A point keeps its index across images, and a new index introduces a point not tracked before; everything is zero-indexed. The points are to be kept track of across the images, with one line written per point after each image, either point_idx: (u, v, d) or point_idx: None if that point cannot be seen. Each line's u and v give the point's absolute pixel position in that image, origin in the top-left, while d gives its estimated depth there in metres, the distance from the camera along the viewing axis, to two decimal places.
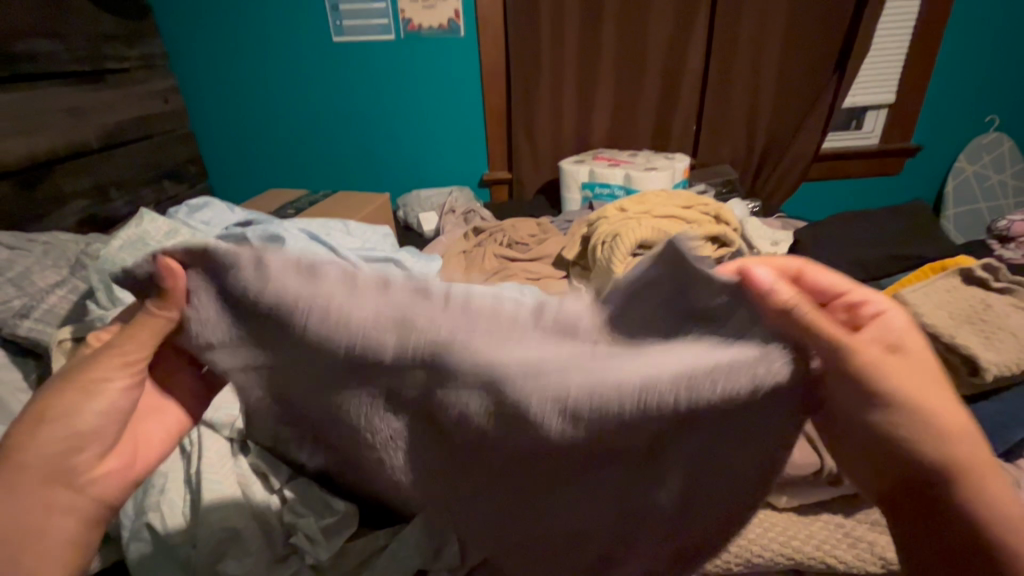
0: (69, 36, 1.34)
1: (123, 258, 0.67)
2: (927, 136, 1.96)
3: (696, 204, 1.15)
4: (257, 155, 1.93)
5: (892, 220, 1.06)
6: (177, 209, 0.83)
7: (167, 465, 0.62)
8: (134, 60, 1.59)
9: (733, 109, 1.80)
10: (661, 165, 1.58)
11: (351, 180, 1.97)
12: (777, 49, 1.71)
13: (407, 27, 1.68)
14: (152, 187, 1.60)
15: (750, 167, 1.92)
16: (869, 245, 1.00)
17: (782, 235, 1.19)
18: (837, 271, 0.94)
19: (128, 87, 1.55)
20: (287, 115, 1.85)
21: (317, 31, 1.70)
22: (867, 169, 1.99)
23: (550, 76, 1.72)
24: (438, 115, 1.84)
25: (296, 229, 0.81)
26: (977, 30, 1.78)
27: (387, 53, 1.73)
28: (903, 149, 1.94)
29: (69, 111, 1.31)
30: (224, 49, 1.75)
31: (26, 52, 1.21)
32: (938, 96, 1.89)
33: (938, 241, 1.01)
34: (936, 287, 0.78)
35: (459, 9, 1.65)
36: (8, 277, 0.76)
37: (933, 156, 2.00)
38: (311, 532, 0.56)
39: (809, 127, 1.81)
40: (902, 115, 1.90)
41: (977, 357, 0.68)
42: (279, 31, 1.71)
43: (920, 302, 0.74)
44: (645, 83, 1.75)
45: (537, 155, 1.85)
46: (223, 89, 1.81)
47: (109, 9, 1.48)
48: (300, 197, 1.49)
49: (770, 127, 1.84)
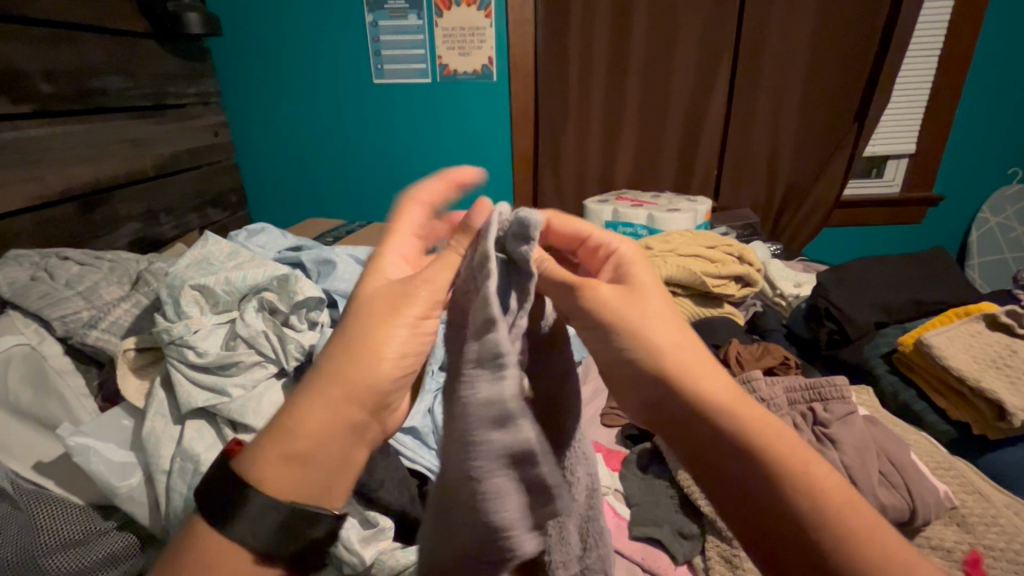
0: (137, 74, 1.45)
1: (191, 276, 0.75)
2: (949, 186, 1.99)
3: (721, 244, 1.17)
4: (296, 186, 2.04)
5: (910, 266, 1.08)
6: (236, 232, 0.91)
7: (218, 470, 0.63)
8: (192, 96, 1.72)
9: (753, 156, 1.86)
10: (684, 206, 1.63)
11: (383, 213, 2.05)
12: (797, 99, 1.77)
13: (443, 71, 1.79)
14: (195, 213, 1.69)
15: (769, 211, 1.96)
16: (891, 288, 1.02)
17: (804, 277, 1.22)
18: (861, 314, 0.96)
19: (183, 121, 1.66)
20: (326, 149, 1.96)
21: (360, 75, 1.82)
22: (888, 216, 2.01)
23: (576, 121, 1.82)
24: (468, 151, 1.91)
25: (346, 254, 0.89)
26: (996, 84, 1.83)
27: (423, 94, 1.83)
28: (926, 198, 1.96)
29: (130, 142, 1.40)
30: (274, 88, 1.88)
31: (100, 87, 1.32)
32: (957, 149, 1.93)
33: (961, 287, 1.03)
34: (958, 332, 0.81)
35: (494, 56, 1.75)
36: (79, 291, 0.81)
37: (955, 207, 2.02)
38: (349, 542, 0.59)
39: (830, 173, 1.84)
40: (923, 165, 1.93)
41: (1002, 401, 0.69)
42: (326, 74, 1.84)
43: (944, 347, 0.77)
44: (667, 127, 1.82)
45: (562, 193, 1.94)
46: (270, 124, 1.94)
47: (174, 50, 1.62)
48: (338, 227, 1.56)
49: (792, 174, 1.88)
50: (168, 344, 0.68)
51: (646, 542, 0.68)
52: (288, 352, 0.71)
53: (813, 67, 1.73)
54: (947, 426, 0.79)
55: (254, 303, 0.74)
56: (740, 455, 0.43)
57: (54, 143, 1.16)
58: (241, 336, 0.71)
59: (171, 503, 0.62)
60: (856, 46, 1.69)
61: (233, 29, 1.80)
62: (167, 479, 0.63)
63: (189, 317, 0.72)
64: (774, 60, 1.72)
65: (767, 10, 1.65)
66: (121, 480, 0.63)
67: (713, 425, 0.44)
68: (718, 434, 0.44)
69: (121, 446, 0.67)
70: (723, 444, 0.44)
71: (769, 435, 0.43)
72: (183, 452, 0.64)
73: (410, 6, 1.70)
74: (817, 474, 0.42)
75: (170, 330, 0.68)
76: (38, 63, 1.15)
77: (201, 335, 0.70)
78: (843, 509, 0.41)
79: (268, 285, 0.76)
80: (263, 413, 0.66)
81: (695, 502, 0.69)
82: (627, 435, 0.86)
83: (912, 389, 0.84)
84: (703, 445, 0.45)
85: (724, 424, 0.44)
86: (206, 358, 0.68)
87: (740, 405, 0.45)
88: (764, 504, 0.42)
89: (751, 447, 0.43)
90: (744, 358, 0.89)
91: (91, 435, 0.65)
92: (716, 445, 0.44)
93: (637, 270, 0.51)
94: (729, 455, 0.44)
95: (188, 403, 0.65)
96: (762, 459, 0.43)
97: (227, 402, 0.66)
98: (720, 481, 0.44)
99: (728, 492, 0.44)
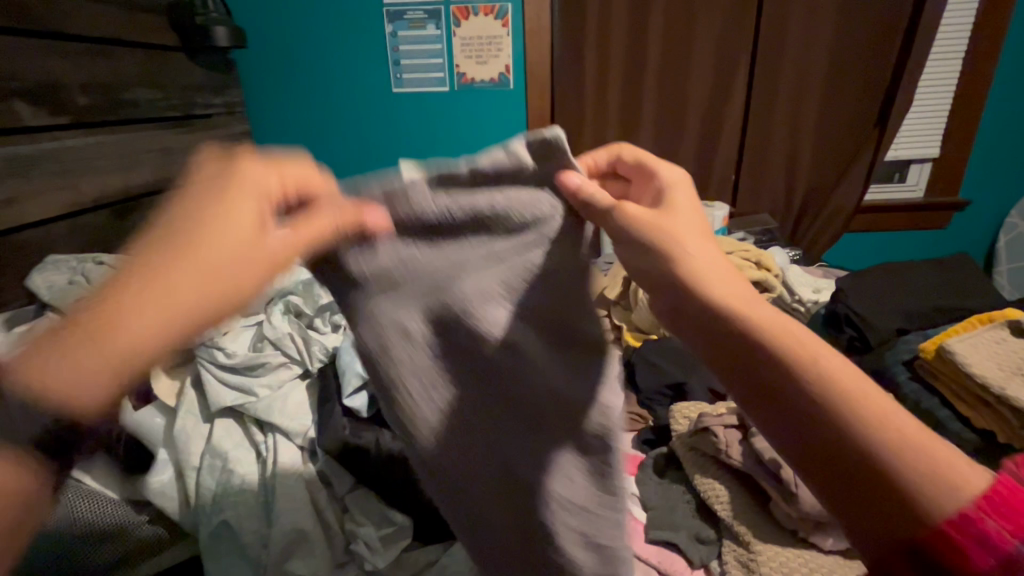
0: (167, 86, 1.51)
1: None
2: (974, 191, 1.95)
3: (738, 250, 1.17)
4: None
5: (932, 271, 1.07)
6: None
7: (244, 467, 0.65)
8: (218, 106, 1.77)
9: (771, 161, 1.85)
10: None
11: None
12: (816, 104, 1.76)
13: (461, 79, 1.81)
14: None
15: (788, 217, 1.94)
16: (913, 294, 1.01)
17: (823, 282, 1.21)
18: (882, 320, 0.96)
19: (210, 131, 1.71)
20: (348, 157, 2.00)
21: (379, 83, 1.86)
22: (912, 221, 1.98)
23: (593, 127, 1.83)
24: None
25: None
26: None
27: (441, 103, 1.86)
28: (951, 202, 1.92)
29: (159, 151, 1.45)
30: (296, 97, 1.93)
31: (133, 99, 1.38)
32: (983, 153, 1.89)
33: (984, 293, 1.01)
34: (982, 338, 0.80)
35: (510, 64, 1.77)
36: None
37: (981, 212, 1.97)
38: (369, 541, 0.62)
39: (850, 178, 1.82)
40: (947, 169, 1.90)
41: None
42: (347, 84, 1.88)
43: (967, 353, 0.76)
44: (684, 133, 1.82)
45: None
46: (293, 134, 1.99)
47: (202, 63, 1.67)
48: None
49: (811, 179, 1.87)
50: (199, 345, 0.71)
51: (661, 546, 0.67)
52: (313, 354, 0.74)
53: (832, 71, 1.72)
54: (972, 435, 0.78)
55: (280, 306, 0.78)
56: (813, 394, 0.40)
57: (91, 152, 1.21)
58: (267, 338, 0.74)
59: (199, 498, 0.64)
60: (876, 50, 1.68)
61: (258, 41, 1.86)
62: (197, 475, 0.65)
63: (218, 319, 0.76)
64: (792, 65, 1.71)
65: (785, 15, 1.65)
66: (154, 474, 0.65)
67: (785, 365, 0.41)
68: (790, 379, 0.41)
69: (154, 441, 0.70)
70: (799, 388, 0.40)
71: (841, 375, 0.40)
72: (211, 449, 0.66)
73: (428, 17, 1.74)
74: (899, 427, 0.37)
75: (200, 332, 0.73)
76: (75, 76, 1.20)
77: (229, 337, 0.74)
78: (935, 463, 0.36)
79: (293, 289, 0.80)
80: (288, 412, 0.68)
81: (712, 506, 0.69)
82: (643, 440, 0.87)
83: (934, 396, 0.83)
84: (769, 382, 0.42)
85: (803, 370, 0.41)
86: (235, 359, 0.70)
87: (813, 346, 0.42)
88: (865, 466, 0.37)
89: (829, 394, 0.39)
90: None
91: (127, 430, 0.68)
92: (791, 389, 0.40)
93: (685, 211, 0.50)
94: (805, 401, 0.40)
95: (218, 402, 0.67)
96: (842, 404, 0.39)
97: (255, 401, 0.68)
98: (796, 435, 0.40)
99: (807, 439, 0.40)
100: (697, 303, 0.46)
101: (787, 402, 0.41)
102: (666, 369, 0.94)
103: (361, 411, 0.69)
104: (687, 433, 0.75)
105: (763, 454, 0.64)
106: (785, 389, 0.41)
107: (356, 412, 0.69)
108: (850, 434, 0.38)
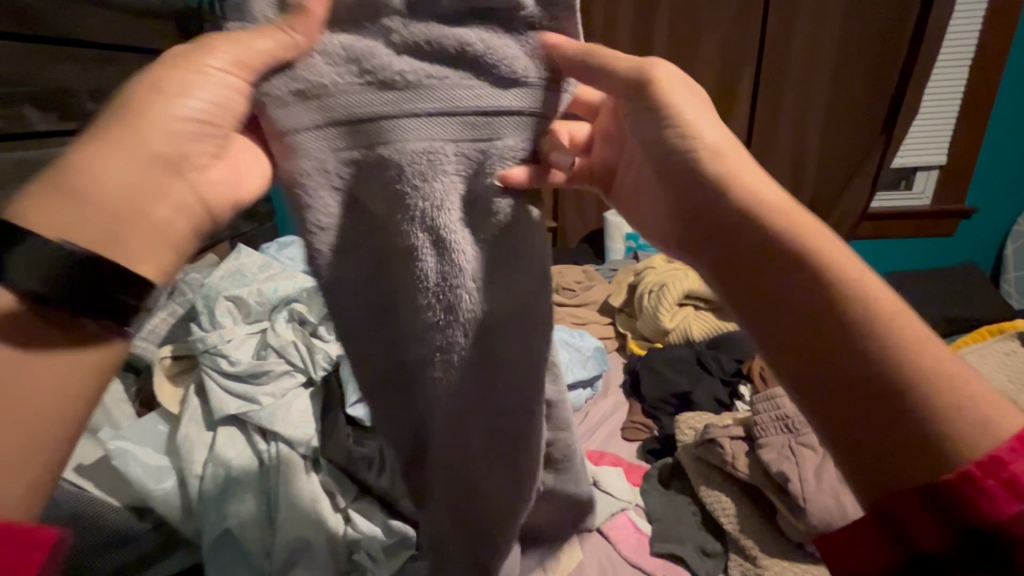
0: None
1: (227, 288, 0.80)
2: (981, 199, 1.93)
3: None
4: None
5: (940, 280, 1.06)
6: (268, 245, 0.95)
7: (248, 476, 0.65)
8: None
9: (776, 167, 1.84)
10: None
11: None
12: (822, 110, 1.76)
13: None
14: None
15: None
16: (921, 304, 1.00)
17: None
18: None
19: None
20: None
21: None
22: (918, 229, 1.97)
23: None
24: None
25: None
26: None
27: None
28: (958, 210, 1.91)
29: None
30: None
31: None
32: (990, 160, 1.88)
33: (994, 303, 1.00)
34: (992, 350, 0.79)
35: None
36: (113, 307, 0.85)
37: (988, 220, 1.96)
38: (371, 551, 0.61)
39: (857, 185, 1.81)
40: (954, 177, 1.88)
41: None
42: None
43: (977, 366, 0.75)
44: None
45: None
46: None
47: None
48: None
49: (816, 186, 1.86)
50: (202, 353, 0.72)
51: (666, 559, 0.67)
52: (316, 362, 0.74)
53: (839, 78, 1.72)
54: None
55: (285, 314, 0.78)
56: (860, 345, 0.32)
57: None
58: (271, 346, 0.74)
59: (203, 506, 0.63)
60: (882, 57, 1.67)
61: None
62: (199, 483, 0.64)
63: (223, 327, 0.75)
64: (798, 71, 1.71)
65: (790, 22, 1.64)
66: (156, 483, 0.66)
67: (810, 297, 0.34)
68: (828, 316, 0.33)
69: (156, 450, 0.70)
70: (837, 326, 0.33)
71: (895, 319, 0.32)
72: (214, 458, 0.66)
73: None
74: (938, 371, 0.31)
75: (205, 339, 0.72)
76: (83, 82, 1.21)
77: (233, 345, 0.73)
78: (966, 400, 0.30)
79: (297, 297, 0.80)
80: (291, 421, 0.67)
81: (719, 519, 0.68)
82: (648, 451, 0.85)
83: None
84: (819, 328, 0.33)
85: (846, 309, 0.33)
86: (237, 367, 0.70)
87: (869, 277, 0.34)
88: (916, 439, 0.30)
89: (887, 340, 0.32)
90: (769, 374, 0.88)
91: (129, 439, 0.69)
92: (837, 321, 0.33)
93: (721, 128, 0.39)
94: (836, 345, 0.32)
95: (221, 411, 0.67)
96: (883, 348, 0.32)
97: (257, 410, 0.67)
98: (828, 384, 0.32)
99: (861, 396, 0.31)
100: (741, 230, 0.36)
101: (844, 361, 0.32)
102: (671, 378, 0.93)
103: (365, 420, 0.70)
104: (693, 444, 0.74)
105: (771, 466, 0.63)
106: (833, 344, 0.33)
107: (360, 421, 0.70)
108: (898, 387, 0.31)
